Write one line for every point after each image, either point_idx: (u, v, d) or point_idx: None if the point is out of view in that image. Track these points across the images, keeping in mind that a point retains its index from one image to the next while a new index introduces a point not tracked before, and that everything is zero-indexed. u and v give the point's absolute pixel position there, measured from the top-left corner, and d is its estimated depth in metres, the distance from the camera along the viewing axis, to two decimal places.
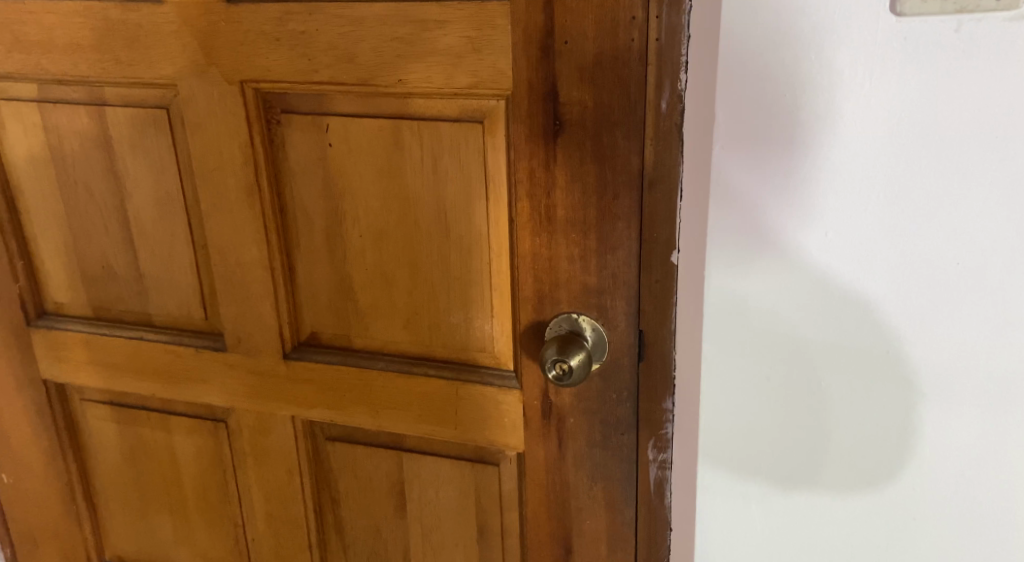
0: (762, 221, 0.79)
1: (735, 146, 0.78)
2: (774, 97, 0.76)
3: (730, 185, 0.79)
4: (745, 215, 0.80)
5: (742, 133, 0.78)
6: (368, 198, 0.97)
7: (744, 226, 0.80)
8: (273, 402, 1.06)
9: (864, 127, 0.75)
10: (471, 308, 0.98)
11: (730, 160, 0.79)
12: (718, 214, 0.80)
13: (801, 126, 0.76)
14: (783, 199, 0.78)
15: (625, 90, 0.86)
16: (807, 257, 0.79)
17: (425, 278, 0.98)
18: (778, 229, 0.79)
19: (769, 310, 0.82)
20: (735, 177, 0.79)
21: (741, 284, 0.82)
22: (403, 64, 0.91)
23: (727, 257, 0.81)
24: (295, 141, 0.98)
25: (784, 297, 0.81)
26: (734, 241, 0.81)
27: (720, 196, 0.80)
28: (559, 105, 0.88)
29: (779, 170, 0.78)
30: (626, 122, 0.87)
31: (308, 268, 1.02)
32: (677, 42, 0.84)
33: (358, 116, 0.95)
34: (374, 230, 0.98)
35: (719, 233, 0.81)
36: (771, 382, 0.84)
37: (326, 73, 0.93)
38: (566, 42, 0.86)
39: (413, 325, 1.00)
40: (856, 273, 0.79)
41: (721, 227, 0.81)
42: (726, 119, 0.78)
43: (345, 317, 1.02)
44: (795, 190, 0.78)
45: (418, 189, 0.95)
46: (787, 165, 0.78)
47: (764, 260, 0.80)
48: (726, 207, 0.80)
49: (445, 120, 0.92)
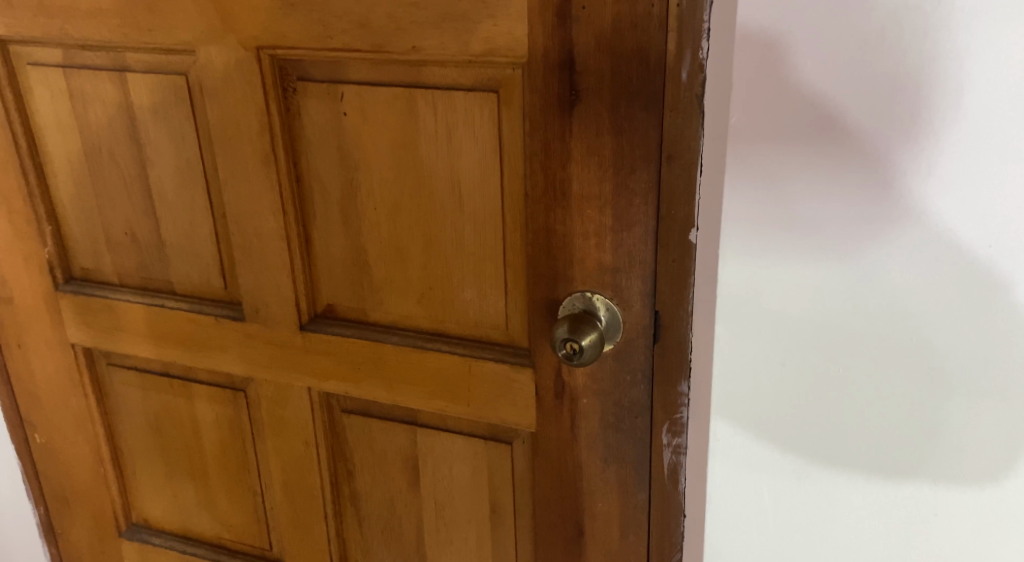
0: (780, 201, 0.75)
1: (751, 123, 0.73)
2: (794, 70, 0.71)
3: (746, 163, 0.75)
4: (763, 195, 0.75)
5: (759, 108, 0.73)
6: (383, 170, 0.96)
7: (762, 206, 0.75)
8: (290, 373, 1.06)
9: (892, 102, 0.69)
10: (484, 284, 0.96)
11: (746, 137, 0.74)
12: (733, 193, 0.76)
13: (820, 101, 0.71)
14: (802, 179, 0.73)
15: (643, 58, 0.82)
16: (828, 240, 0.74)
17: (439, 252, 0.97)
18: (798, 210, 0.74)
19: (785, 295, 0.77)
20: (751, 156, 0.74)
21: (755, 264, 0.77)
22: (418, 31, 0.88)
23: (744, 238, 0.77)
24: (311, 110, 0.96)
25: (801, 281, 0.76)
26: (750, 221, 0.76)
27: (735, 175, 0.75)
28: (575, 74, 0.85)
29: (798, 149, 0.73)
30: (643, 94, 0.83)
31: (325, 240, 1.02)
32: (698, 8, 0.79)
33: (374, 84, 0.93)
34: (389, 202, 0.97)
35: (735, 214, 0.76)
36: (787, 371, 0.79)
37: (340, 39, 0.91)
38: (583, 7, 0.83)
39: (427, 300, 0.99)
40: (880, 258, 0.73)
41: (737, 207, 0.76)
42: (740, 92, 0.73)
43: (361, 290, 1.02)
44: (814, 170, 0.73)
45: (433, 161, 0.94)
46: (807, 143, 0.72)
47: (779, 240, 0.75)
48: (742, 187, 0.75)
49: (460, 89, 0.90)
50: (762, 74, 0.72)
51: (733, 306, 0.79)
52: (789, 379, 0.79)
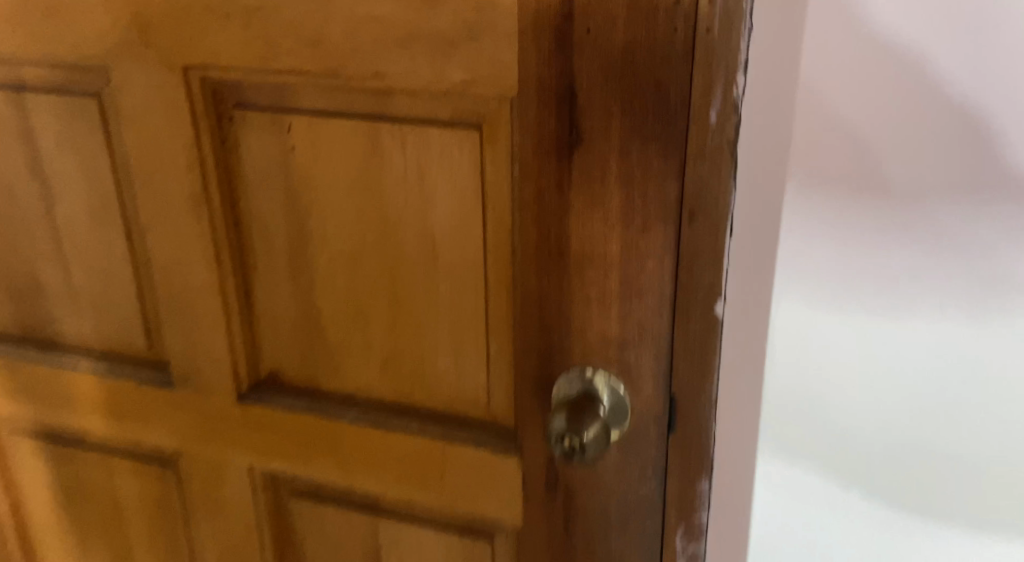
0: (850, 209, 0.62)
1: (818, 115, 0.61)
2: (870, 106, 0.60)
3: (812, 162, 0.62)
4: (830, 202, 0.62)
5: (826, 97, 0.60)
6: (339, 217, 0.80)
7: (831, 215, 0.62)
8: (228, 448, 0.90)
9: (977, 97, 0.59)
10: (461, 353, 0.81)
11: (811, 127, 0.61)
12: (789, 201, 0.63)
13: (894, 89, 0.59)
14: (876, 177, 0.61)
15: (664, 94, 0.66)
16: (898, 256, 0.62)
17: (406, 314, 0.81)
18: (868, 221, 0.62)
19: (843, 337, 0.64)
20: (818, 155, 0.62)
21: (812, 338, 0.65)
22: (382, 53, 0.72)
23: (798, 261, 0.64)
24: (251, 144, 0.80)
25: (862, 318, 0.64)
26: (809, 236, 0.63)
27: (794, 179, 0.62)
28: (577, 110, 0.69)
29: (872, 145, 0.61)
30: (661, 137, 0.67)
31: (270, 294, 0.85)
32: (730, 37, 0.63)
33: (327, 114, 0.76)
34: (346, 254, 0.81)
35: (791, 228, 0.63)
36: (843, 427, 0.66)
37: (287, 60, 0.74)
38: (587, 30, 0.66)
39: (392, 370, 0.83)
40: (961, 303, 0.62)
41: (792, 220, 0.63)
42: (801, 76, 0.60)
43: (311, 355, 0.86)
44: (887, 171, 0.61)
45: (399, 207, 0.78)
46: (886, 135, 0.60)
47: (842, 307, 0.64)
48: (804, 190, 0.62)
49: (434, 124, 0.74)
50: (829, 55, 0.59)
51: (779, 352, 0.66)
52: (846, 434, 0.66)
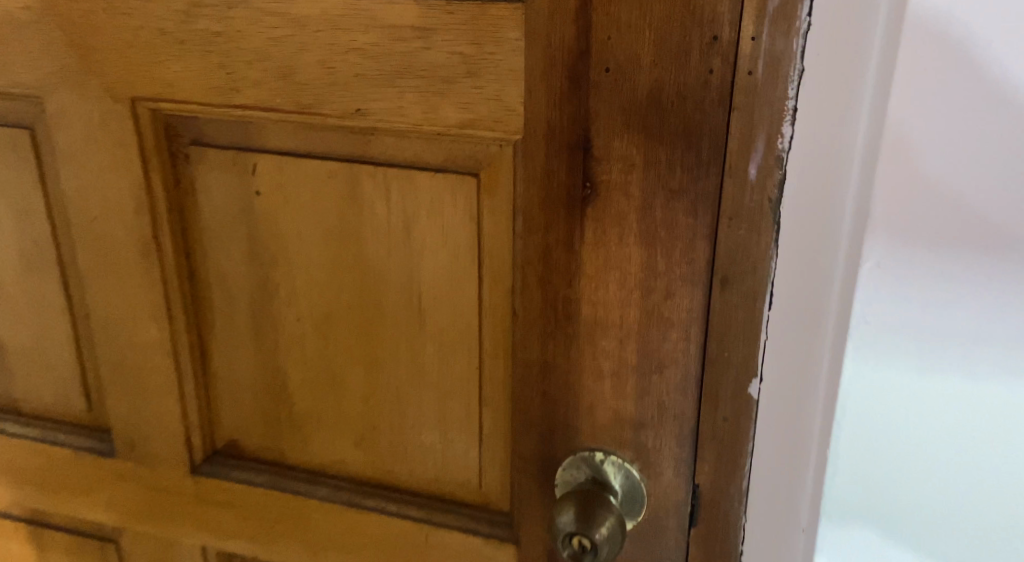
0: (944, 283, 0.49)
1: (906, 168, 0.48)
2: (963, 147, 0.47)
3: (898, 226, 0.49)
4: (918, 274, 0.50)
5: (914, 144, 0.48)
6: (311, 272, 0.70)
7: (920, 290, 0.50)
8: (179, 526, 0.80)
9: None
10: (448, 427, 0.71)
11: (894, 184, 0.48)
12: (867, 273, 0.50)
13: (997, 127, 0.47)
14: (979, 245, 0.48)
15: (695, 146, 0.56)
16: (998, 338, 0.50)
17: (386, 382, 0.71)
18: (966, 295, 0.49)
19: (931, 428, 0.52)
20: (906, 216, 0.49)
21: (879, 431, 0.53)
22: (364, 90, 0.62)
23: (875, 345, 0.51)
24: (212, 187, 0.69)
25: (955, 404, 0.51)
26: (893, 316, 0.51)
27: (878, 247, 0.50)
28: (592, 161, 0.59)
29: (974, 204, 0.48)
30: (691, 195, 0.57)
31: (229, 355, 0.75)
32: (776, 83, 0.53)
33: (299, 155, 0.66)
34: (318, 314, 0.71)
35: (869, 306, 0.51)
36: (931, 533, 0.54)
37: (251, 94, 0.64)
38: (607, 70, 0.56)
39: (367, 444, 0.74)
40: None
41: (873, 295, 0.51)
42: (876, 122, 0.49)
43: (276, 423, 0.76)
44: (996, 231, 0.48)
45: (381, 263, 0.68)
46: (990, 192, 0.48)
47: (926, 393, 0.51)
48: (891, 262, 0.50)
49: (423, 169, 0.64)
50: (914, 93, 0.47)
51: (850, 449, 0.54)
52: (937, 537, 0.54)
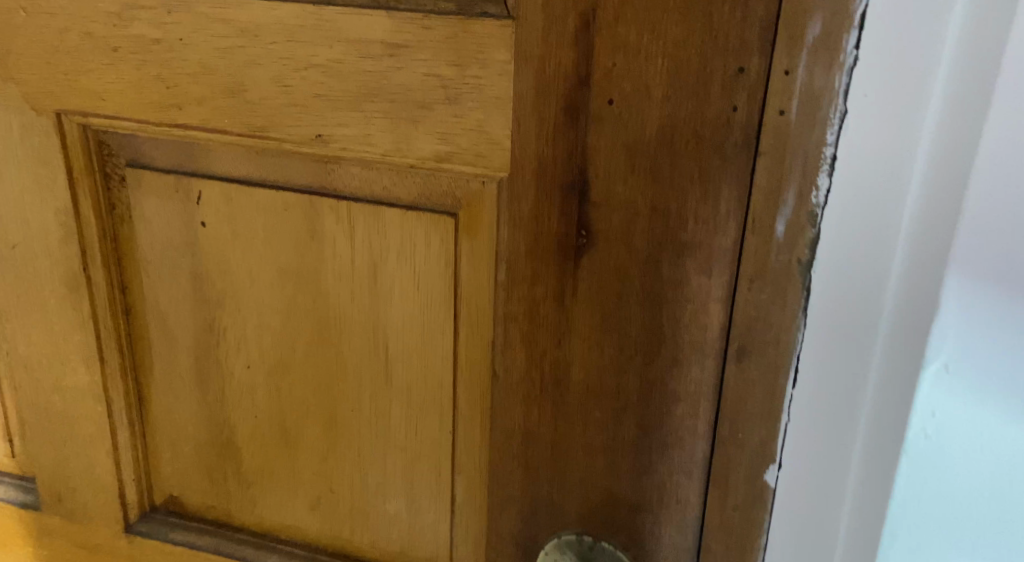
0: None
1: (983, 257, 0.40)
2: None
3: (972, 323, 0.41)
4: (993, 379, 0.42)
5: (991, 230, 0.40)
6: (263, 316, 0.61)
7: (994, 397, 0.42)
8: None
9: None
10: (416, 493, 0.62)
11: (967, 273, 0.41)
12: (931, 377, 0.42)
13: None
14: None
15: (712, 195, 0.47)
16: None
17: (346, 441, 0.63)
18: None
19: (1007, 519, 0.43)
20: (982, 312, 0.41)
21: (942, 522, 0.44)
22: (324, 113, 0.53)
23: (940, 458, 0.43)
24: (150, 215, 0.60)
25: None
26: (961, 425, 0.42)
27: (945, 345, 0.42)
28: (590, 206, 0.50)
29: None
30: (706, 251, 0.48)
31: (169, 403, 0.66)
32: (811, 126, 0.44)
33: (251, 182, 0.57)
34: (270, 362, 0.62)
35: (934, 413, 0.43)
36: None
37: (195, 112, 0.55)
38: (610, 102, 0.47)
39: (324, 508, 0.65)
40: None
41: (938, 401, 0.42)
42: (940, 202, 0.41)
43: (222, 478, 0.67)
44: None
45: (343, 309, 0.59)
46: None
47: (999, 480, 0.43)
48: (961, 364, 0.42)
49: (394, 205, 0.55)
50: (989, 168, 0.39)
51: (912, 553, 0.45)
52: None
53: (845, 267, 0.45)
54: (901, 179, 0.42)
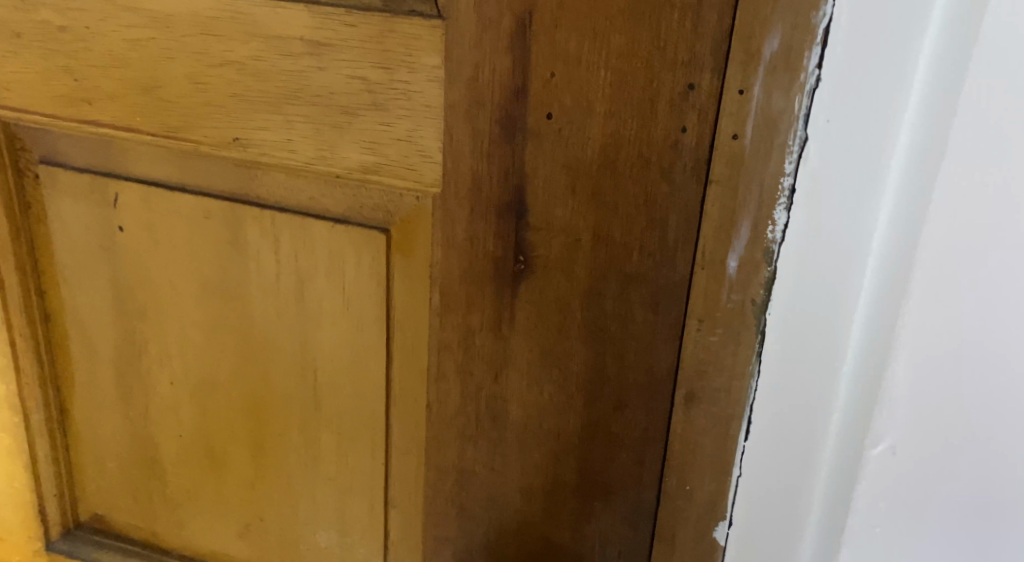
0: (976, 481, 0.34)
1: (938, 328, 0.33)
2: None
3: (925, 404, 0.34)
4: (941, 468, 0.34)
5: (949, 296, 0.33)
6: (184, 330, 0.56)
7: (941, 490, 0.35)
8: None
9: None
10: (345, 527, 0.58)
11: (920, 337, 0.33)
12: (876, 461, 0.35)
13: None
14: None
15: (659, 225, 0.42)
16: None
17: (272, 467, 0.58)
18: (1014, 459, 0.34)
19: None
20: (934, 392, 0.34)
21: None
22: (242, 116, 0.48)
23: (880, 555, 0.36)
24: (66, 218, 0.56)
25: None
26: (907, 519, 0.36)
27: (892, 426, 0.35)
28: (526, 228, 0.44)
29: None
30: (653, 285, 0.43)
31: (91, 417, 0.62)
32: (767, 155, 0.39)
33: (170, 186, 0.52)
34: (192, 379, 0.57)
35: (876, 501, 0.36)
36: None
37: (104, 108, 0.50)
38: (549, 116, 0.42)
39: (252, 536, 0.61)
40: None
41: (882, 490, 0.35)
42: (900, 254, 0.34)
43: (146, 498, 0.63)
44: None
45: (267, 327, 0.54)
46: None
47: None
48: (910, 450, 0.35)
49: (321, 218, 0.50)
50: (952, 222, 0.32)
51: None
52: None
53: (801, 319, 0.38)
54: (867, 221, 0.35)
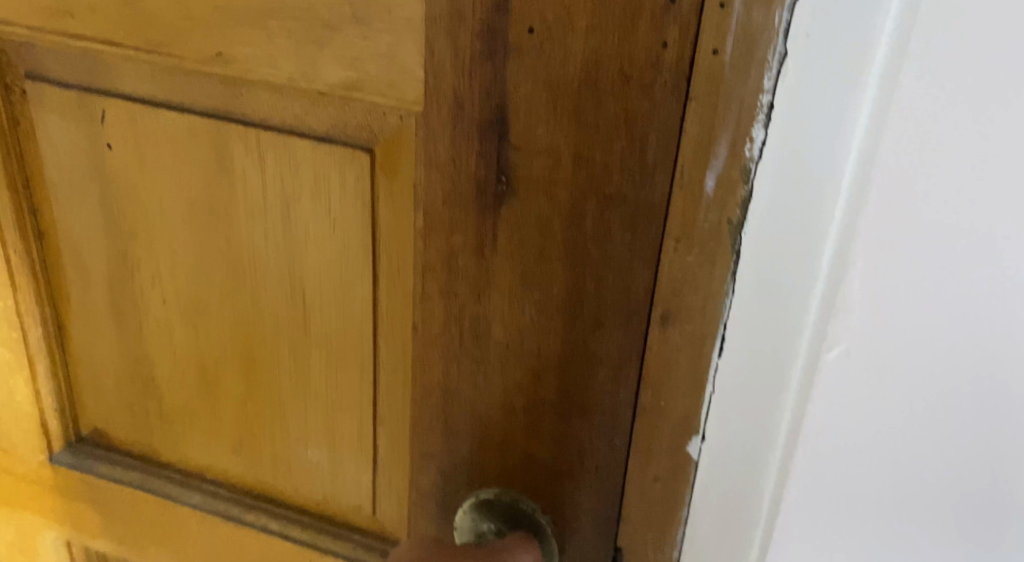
0: (914, 386, 0.38)
1: (890, 236, 0.36)
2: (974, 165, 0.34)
3: (874, 309, 0.37)
4: (886, 371, 0.38)
5: (902, 214, 0.35)
6: (174, 248, 0.56)
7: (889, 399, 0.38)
8: (43, 512, 0.71)
9: None
10: (335, 444, 0.59)
11: (875, 249, 0.36)
12: (830, 363, 0.38)
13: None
14: (970, 361, 0.37)
15: (638, 144, 0.41)
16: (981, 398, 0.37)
17: (265, 384, 0.59)
18: (950, 354, 0.37)
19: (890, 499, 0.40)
20: (888, 305, 0.37)
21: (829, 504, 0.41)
22: (222, 29, 0.47)
23: (832, 449, 0.40)
24: (55, 136, 0.56)
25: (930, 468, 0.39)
26: (853, 415, 0.39)
27: (850, 332, 0.38)
28: (506, 146, 0.44)
29: (974, 308, 0.36)
30: (633, 205, 0.43)
31: (88, 335, 0.63)
32: (747, 71, 0.38)
33: (155, 103, 0.52)
34: (183, 297, 0.58)
35: (828, 400, 0.39)
36: None
37: (86, 22, 0.50)
38: (531, 31, 0.41)
39: (246, 451, 0.62)
40: None
41: (835, 389, 0.39)
42: (863, 171, 0.36)
43: (143, 415, 0.64)
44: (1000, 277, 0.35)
45: (254, 246, 0.54)
46: (992, 300, 0.36)
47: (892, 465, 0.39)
48: (862, 355, 0.38)
49: (305, 136, 0.50)
50: (922, 150, 0.34)
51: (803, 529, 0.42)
52: None
53: (779, 235, 0.39)
54: (845, 155, 0.36)
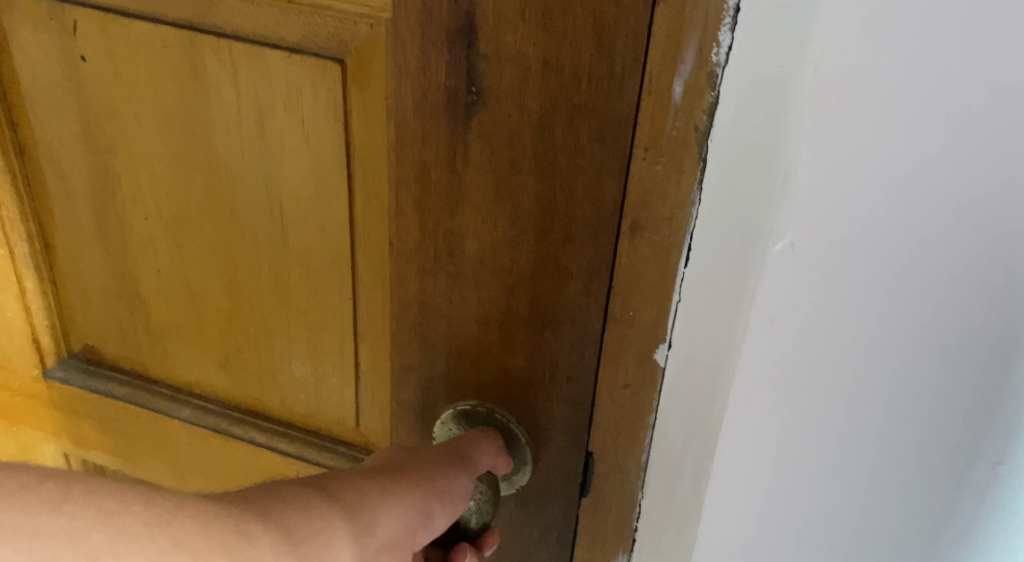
0: (848, 271, 0.39)
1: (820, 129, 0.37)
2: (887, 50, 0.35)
3: (810, 199, 0.39)
4: (823, 258, 0.39)
5: (830, 104, 0.37)
6: (153, 163, 0.56)
7: (834, 286, 0.40)
8: (40, 426, 0.73)
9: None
10: (319, 358, 0.59)
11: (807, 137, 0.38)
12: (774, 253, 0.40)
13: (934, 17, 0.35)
14: (896, 242, 0.38)
15: (607, 51, 0.41)
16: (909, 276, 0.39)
17: (248, 299, 0.59)
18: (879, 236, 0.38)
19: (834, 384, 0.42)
20: (824, 196, 0.38)
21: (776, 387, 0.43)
22: None
23: (777, 335, 0.42)
24: (30, 48, 0.55)
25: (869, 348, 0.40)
26: (795, 304, 0.41)
27: (791, 224, 0.39)
28: (475, 55, 0.43)
29: (899, 194, 0.38)
30: (603, 114, 0.42)
31: (74, 252, 0.63)
32: None
33: (127, 14, 0.51)
34: (164, 212, 0.58)
35: (772, 288, 0.41)
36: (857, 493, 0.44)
37: None
38: None
39: (232, 366, 0.63)
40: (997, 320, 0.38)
41: (779, 279, 0.41)
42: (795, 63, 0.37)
43: (131, 331, 0.65)
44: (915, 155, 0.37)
45: (231, 159, 0.54)
46: (918, 186, 0.37)
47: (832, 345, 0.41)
48: (807, 247, 0.39)
49: (277, 48, 0.49)
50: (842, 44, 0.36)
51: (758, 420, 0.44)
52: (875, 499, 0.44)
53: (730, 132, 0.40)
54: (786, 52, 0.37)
